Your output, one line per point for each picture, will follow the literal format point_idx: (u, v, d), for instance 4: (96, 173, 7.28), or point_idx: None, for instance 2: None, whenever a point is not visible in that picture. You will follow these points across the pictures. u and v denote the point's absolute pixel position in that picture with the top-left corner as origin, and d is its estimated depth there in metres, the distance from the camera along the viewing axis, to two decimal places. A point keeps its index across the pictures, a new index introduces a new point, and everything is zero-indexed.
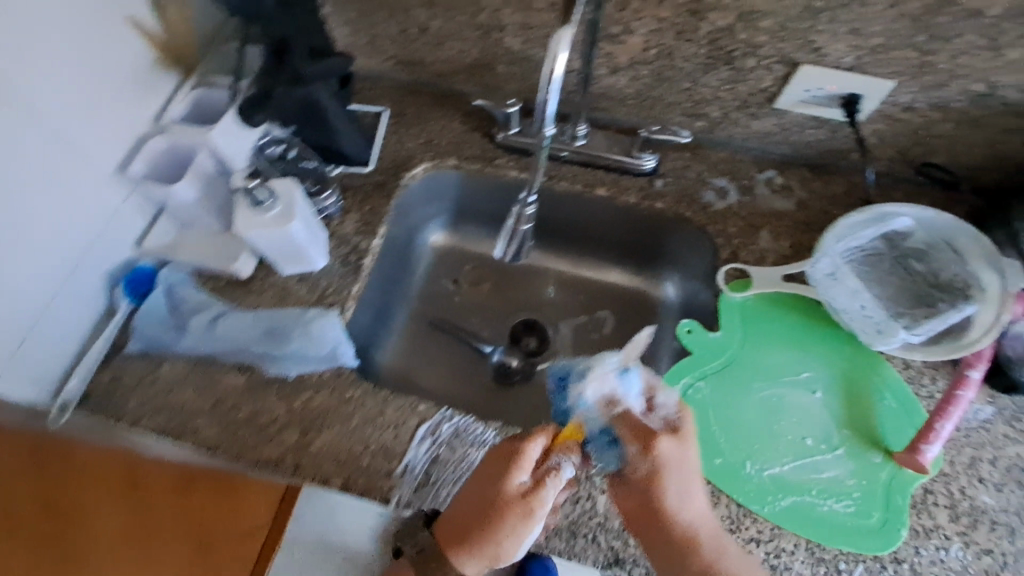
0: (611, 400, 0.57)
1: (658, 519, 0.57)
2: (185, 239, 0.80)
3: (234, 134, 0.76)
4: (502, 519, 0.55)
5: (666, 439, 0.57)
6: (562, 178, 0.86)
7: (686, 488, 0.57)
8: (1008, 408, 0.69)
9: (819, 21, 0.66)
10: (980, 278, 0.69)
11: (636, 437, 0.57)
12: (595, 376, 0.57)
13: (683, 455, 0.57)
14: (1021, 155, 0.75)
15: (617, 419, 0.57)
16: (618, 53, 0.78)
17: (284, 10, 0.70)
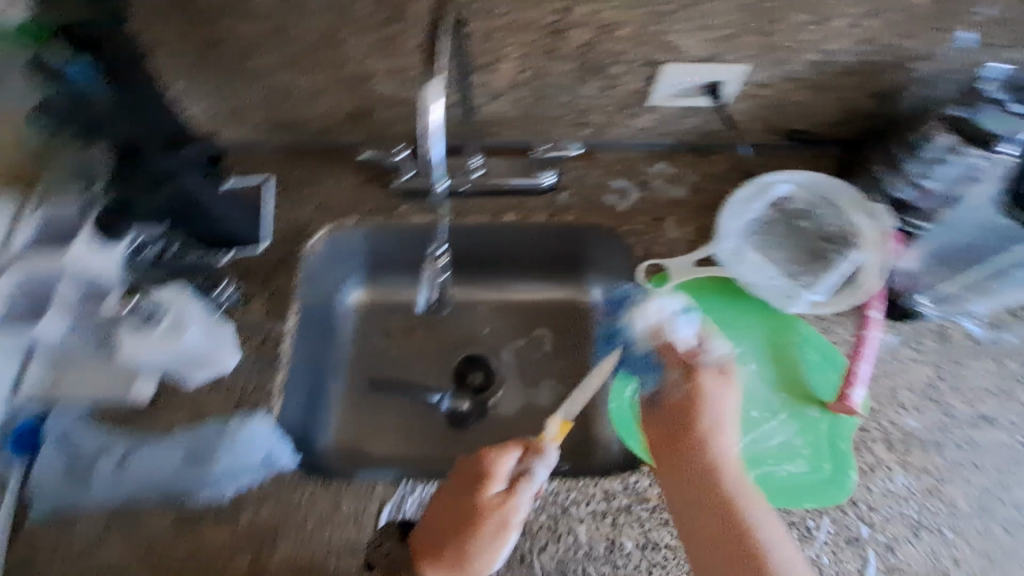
0: (658, 328, 0.65)
1: (682, 445, 0.61)
2: (63, 374, 0.67)
3: (95, 255, 0.64)
4: (473, 531, 0.58)
5: (708, 370, 0.64)
6: (468, 211, 0.85)
7: (720, 422, 0.62)
8: (906, 333, 0.77)
9: (670, 23, 0.71)
10: (859, 226, 0.77)
11: (681, 363, 0.64)
12: (647, 307, 0.66)
13: (720, 387, 0.63)
14: (859, 109, 0.85)
15: (657, 345, 0.65)
16: (494, 81, 0.79)
17: (128, 107, 0.65)
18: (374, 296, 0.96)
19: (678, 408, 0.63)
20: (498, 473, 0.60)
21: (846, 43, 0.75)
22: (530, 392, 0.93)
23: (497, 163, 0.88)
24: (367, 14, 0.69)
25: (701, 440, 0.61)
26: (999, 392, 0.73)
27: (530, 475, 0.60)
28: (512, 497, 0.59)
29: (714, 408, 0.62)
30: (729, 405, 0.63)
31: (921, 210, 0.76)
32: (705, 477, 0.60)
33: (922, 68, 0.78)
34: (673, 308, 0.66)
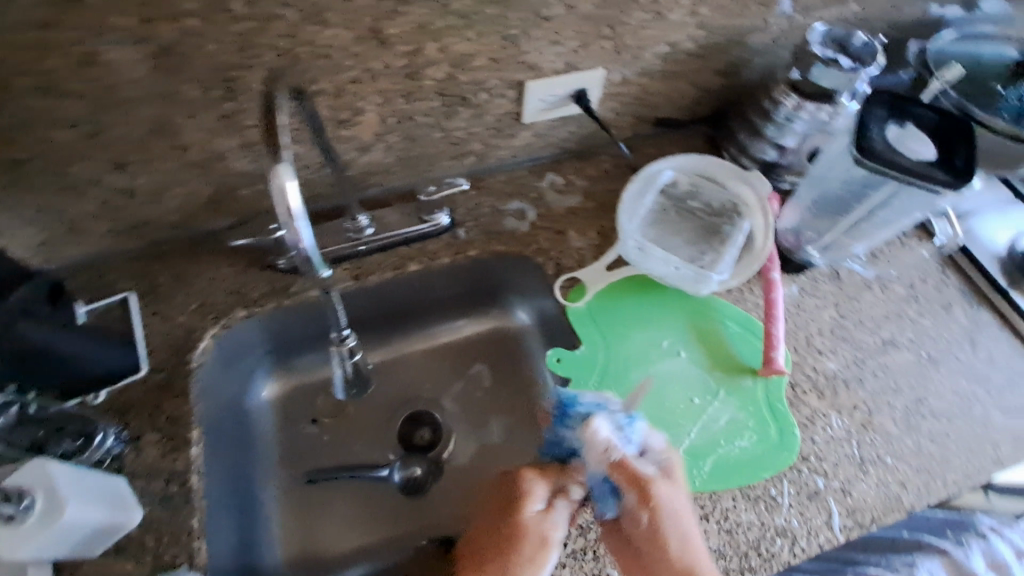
0: (604, 449, 0.57)
1: (653, 561, 0.58)
2: None
3: None
4: (518, 548, 0.59)
5: (657, 480, 0.58)
6: (369, 272, 0.80)
7: (684, 527, 0.58)
8: (808, 284, 0.80)
9: (521, 44, 0.71)
10: (740, 196, 0.82)
11: (632, 486, 0.57)
12: (590, 425, 0.57)
13: (675, 493, 0.58)
14: (715, 85, 0.90)
15: (612, 468, 0.57)
16: (360, 134, 0.74)
17: None
18: (288, 383, 0.87)
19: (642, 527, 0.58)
20: (537, 497, 0.61)
21: (686, 31, 0.78)
22: (481, 434, 0.89)
23: (387, 214, 0.83)
24: (198, 95, 0.62)
25: (667, 551, 0.57)
26: (895, 315, 0.80)
27: (566, 493, 0.62)
28: (551, 518, 0.61)
29: (677, 518, 0.58)
30: (684, 507, 0.59)
31: (786, 164, 0.87)
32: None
33: (757, 39, 0.84)
34: (613, 424, 0.58)
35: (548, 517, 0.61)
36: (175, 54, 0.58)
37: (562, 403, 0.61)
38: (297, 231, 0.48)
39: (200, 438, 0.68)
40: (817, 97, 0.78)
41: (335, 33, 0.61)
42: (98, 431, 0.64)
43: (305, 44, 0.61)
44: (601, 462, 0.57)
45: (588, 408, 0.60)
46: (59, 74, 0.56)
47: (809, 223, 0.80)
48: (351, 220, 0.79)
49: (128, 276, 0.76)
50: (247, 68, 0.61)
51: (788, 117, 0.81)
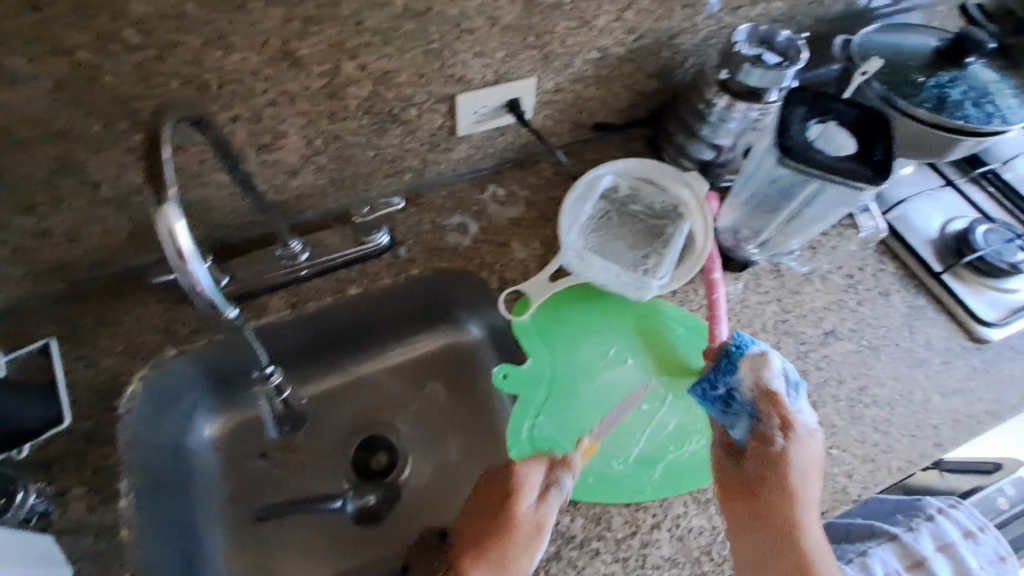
0: (765, 379, 0.62)
1: (756, 502, 0.60)
2: None
3: None
4: (510, 535, 0.60)
5: (800, 427, 0.61)
6: (308, 299, 0.77)
7: (805, 479, 0.60)
8: (750, 279, 0.81)
9: (445, 58, 0.69)
10: (679, 197, 0.82)
11: (781, 418, 0.61)
12: (756, 359, 0.63)
13: (804, 448, 0.61)
14: (650, 87, 0.90)
15: (759, 394, 0.62)
16: (286, 157, 0.72)
17: None
18: (232, 419, 0.84)
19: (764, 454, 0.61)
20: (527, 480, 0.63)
21: (615, 36, 0.78)
22: (438, 454, 0.87)
23: (327, 235, 0.81)
24: (102, 128, 0.59)
25: (777, 495, 0.59)
26: (836, 306, 0.81)
27: (557, 480, 0.64)
28: (539, 507, 0.62)
29: (798, 468, 0.60)
30: (813, 459, 0.61)
31: (722, 162, 0.89)
32: (777, 535, 0.58)
33: (686, 40, 0.84)
34: (781, 371, 0.63)
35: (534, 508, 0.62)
36: (69, 89, 0.55)
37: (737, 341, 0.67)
38: (192, 273, 0.46)
39: (129, 488, 0.64)
40: (745, 95, 0.79)
41: (243, 57, 0.58)
42: (19, 490, 0.60)
43: (211, 71, 0.58)
44: (755, 381, 0.63)
45: (760, 348, 0.65)
46: None
47: (747, 222, 0.79)
48: (284, 245, 0.77)
49: (49, 321, 0.72)
50: (151, 98, 0.58)
51: (721, 116, 0.83)
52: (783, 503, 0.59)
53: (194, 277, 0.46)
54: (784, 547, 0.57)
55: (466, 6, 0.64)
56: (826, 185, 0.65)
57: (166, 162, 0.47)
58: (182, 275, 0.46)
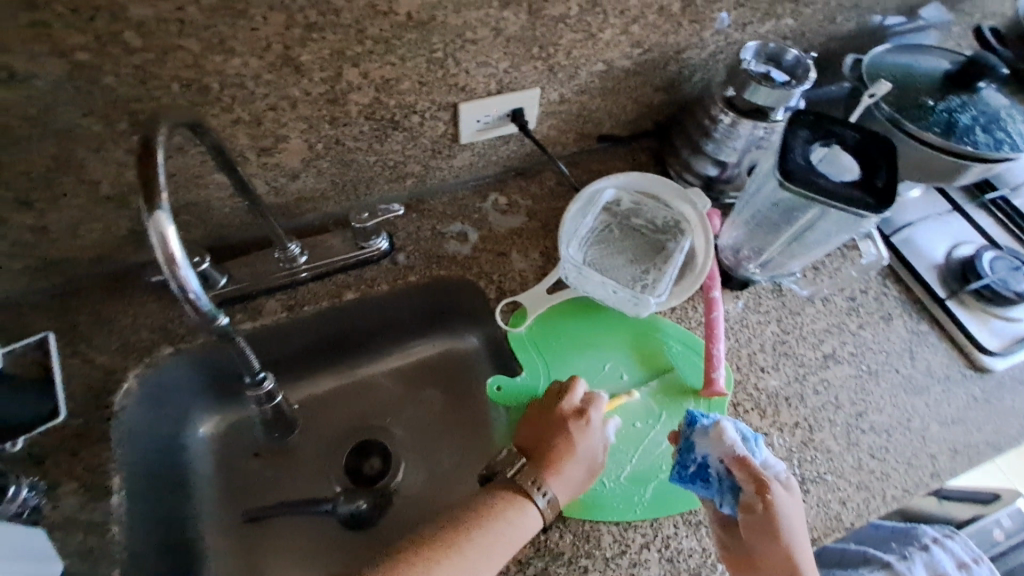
0: (735, 449, 0.59)
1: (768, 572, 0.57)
2: None
3: None
4: (565, 447, 0.64)
5: (777, 484, 0.59)
6: (304, 302, 0.77)
7: (796, 530, 0.58)
8: (750, 298, 0.80)
9: (448, 67, 0.69)
10: (682, 213, 0.81)
11: (757, 483, 0.58)
12: (716, 433, 0.59)
13: (789, 501, 0.58)
14: (656, 100, 0.89)
15: (735, 467, 0.59)
16: (286, 161, 0.72)
17: None
18: (227, 417, 0.84)
19: (759, 526, 0.58)
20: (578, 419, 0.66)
21: (621, 49, 0.77)
22: (430, 462, 0.86)
23: (329, 237, 0.81)
24: (101, 128, 0.59)
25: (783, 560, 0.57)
26: (836, 328, 0.80)
27: (609, 420, 0.67)
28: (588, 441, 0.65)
29: (790, 524, 0.58)
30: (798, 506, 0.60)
31: (727, 178, 0.88)
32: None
33: (693, 55, 0.84)
34: (737, 430, 0.60)
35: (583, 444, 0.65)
36: (69, 88, 0.55)
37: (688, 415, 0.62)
38: (183, 279, 0.46)
39: (121, 486, 0.64)
40: (752, 114, 0.78)
41: (244, 61, 0.58)
42: (12, 484, 0.60)
43: (212, 74, 0.58)
44: (726, 456, 0.59)
45: (711, 417, 0.61)
46: None
47: (750, 242, 0.79)
48: (282, 249, 0.76)
49: (47, 316, 0.72)
50: (151, 99, 0.58)
51: (726, 133, 0.82)
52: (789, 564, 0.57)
53: (186, 281, 0.46)
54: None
55: (470, 16, 0.64)
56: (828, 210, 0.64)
57: (159, 165, 0.47)
58: (172, 279, 0.46)
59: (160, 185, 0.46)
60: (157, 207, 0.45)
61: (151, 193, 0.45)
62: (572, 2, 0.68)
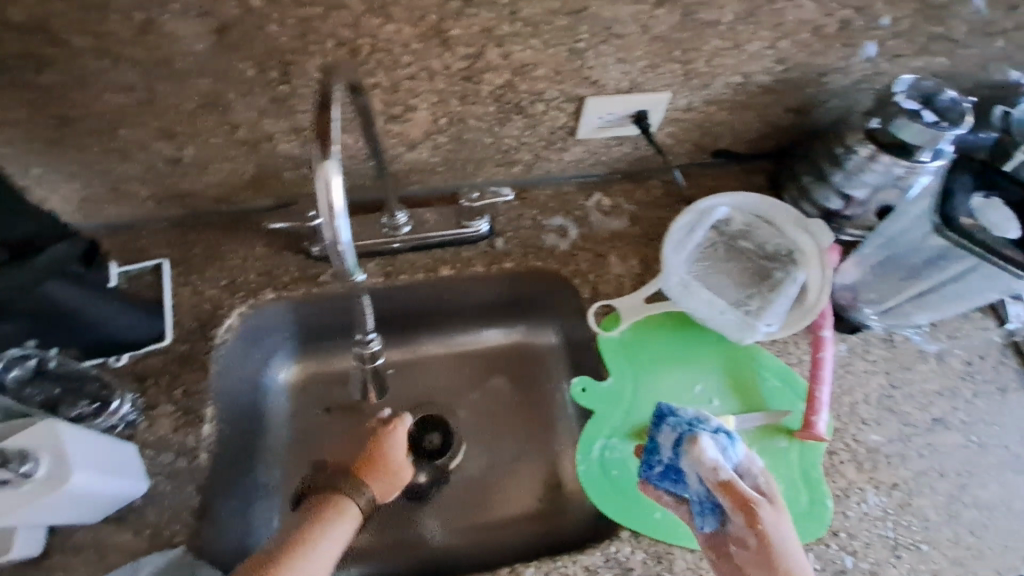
0: (714, 470, 0.54)
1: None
2: None
3: None
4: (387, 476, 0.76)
5: (765, 506, 0.53)
6: (401, 271, 0.78)
7: (794, 557, 0.52)
8: (858, 344, 0.76)
9: (586, 59, 0.68)
10: (797, 243, 0.77)
11: (738, 503, 0.53)
12: (693, 448, 0.56)
13: (782, 525, 0.53)
14: (783, 122, 0.85)
15: (716, 490, 0.54)
16: (409, 130, 0.72)
17: None
18: (307, 367, 0.85)
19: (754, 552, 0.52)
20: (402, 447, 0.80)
21: (763, 63, 0.74)
22: (493, 450, 0.85)
23: (424, 213, 0.81)
24: (255, 74, 0.61)
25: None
26: (948, 392, 0.74)
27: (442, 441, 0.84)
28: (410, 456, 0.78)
29: (787, 551, 0.52)
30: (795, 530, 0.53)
31: (849, 215, 0.83)
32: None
33: (835, 81, 0.79)
34: (715, 441, 0.57)
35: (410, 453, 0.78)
36: (236, 32, 0.57)
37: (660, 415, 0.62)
38: (336, 229, 0.46)
39: (213, 417, 0.66)
40: (894, 149, 0.72)
41: (399, 28, 0.59)
42: (114, 397, 0.63)
43: (366, 36, 0.59)
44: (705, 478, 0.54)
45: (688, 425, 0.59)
46: (117, 38, 0.55)
47: (867, 282, 0.74)
48: (389, 216, 0.78)
49: (163, 245, 0.76)
50: (306, 53, 0.60)
51: (859, 166, 0.76)
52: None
53: (338, 231, 0.46)
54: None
55: (623, 10, 0.63)
56: (983, 263, 0.61)
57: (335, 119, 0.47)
58: (327, 228, 0.45)
59: (334, 135, 0.46)
60: (329, 157, 0.45)
61: (324, 142, 0.46)
62: (728, 8, 0.65)
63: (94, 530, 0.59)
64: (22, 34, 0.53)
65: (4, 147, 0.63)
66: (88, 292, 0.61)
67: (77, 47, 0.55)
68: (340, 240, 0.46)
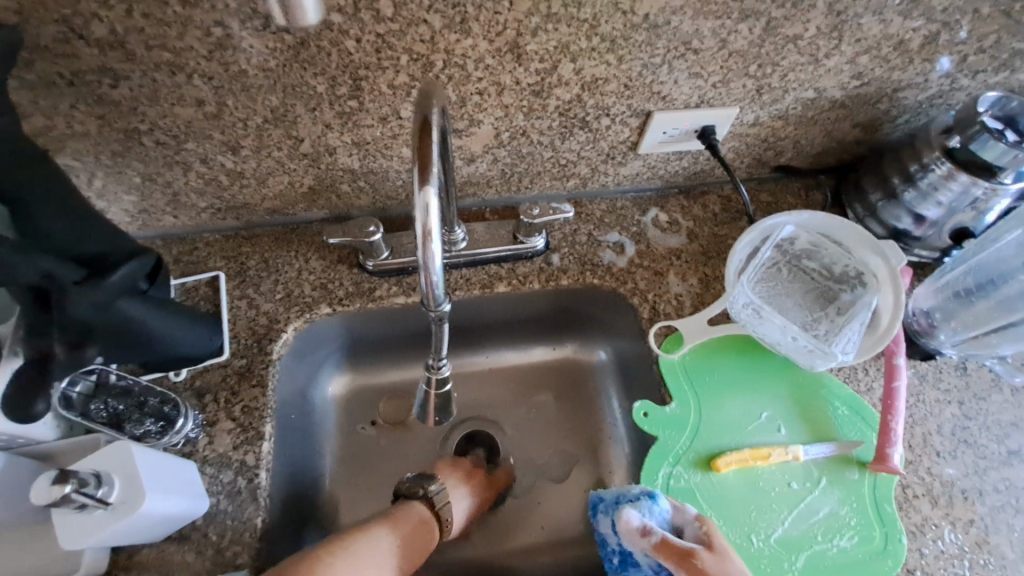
0: (642, 533, 0.56)
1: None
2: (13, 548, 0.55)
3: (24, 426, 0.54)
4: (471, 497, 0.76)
5: (701, 550, 0.55)
6: (456, 287, 0.76)
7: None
8: (928, 372, 0.73)
9: (659, 74, 0.66)
10: (869, 265, 0.73)
11: (680, 561, 0.54)
12: (621, 524, 0.58)
13: (724, 566, 0.54)
14: (851, 137, 0.82)
15: (655, 553, 0.56)
16: (470, 144, 0.71)
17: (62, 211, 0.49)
18: (355, 380, 0.83)
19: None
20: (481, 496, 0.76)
21: (839, 78, 0.71)
22: (541, 470, 0.82)
23: (476, 226, 0.79)
24: (324, 88, 0.60)
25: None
26: None
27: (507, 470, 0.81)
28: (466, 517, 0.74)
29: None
30: (741, 566, 0.54)
31: (919, 236, 0.79)
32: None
33: (910, 96, 0.76)
34: (637, 507, 0.58)
35: (464, 514, 0.74)
36: (312, 47, 0.56)
37: (591, 505, 0.63)
38: (429, 254, 0.45)
39: (271, 434, 0.65)
40: (974, 168, 0.69)
41: (474, 44, 0.58)
42: (178, 415, 0.61)
43: (441, 52, 0.58)
44: (640, 545, 0.56)
45: (613, 502, 0.61)
46: (195, 53, 0.55)
47: (947, 308, 0.71)
48: (448, 231, 0.72)
49: (217, 257, 0.75)
50: (378, 68, 0.59)
51: (934, 185, 0.73)
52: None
53: (432, 256, 0.46)
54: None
55: (703, 25, 0.61)
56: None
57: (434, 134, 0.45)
58: (420, 252, 0.46)
59: (434, 159, 0.44)
60: (429, 183, 0.44)
61: (423, 166, 0.44)
62: (811, 23, 0.63)
63: (157, 547, 0.58)
64: (103, 47, 0.53)
65: (72, 160, 0.63)
66: (158, 308, 0.58)
67: (154, 61, 0.55)
68: (432, 266, 0.46)
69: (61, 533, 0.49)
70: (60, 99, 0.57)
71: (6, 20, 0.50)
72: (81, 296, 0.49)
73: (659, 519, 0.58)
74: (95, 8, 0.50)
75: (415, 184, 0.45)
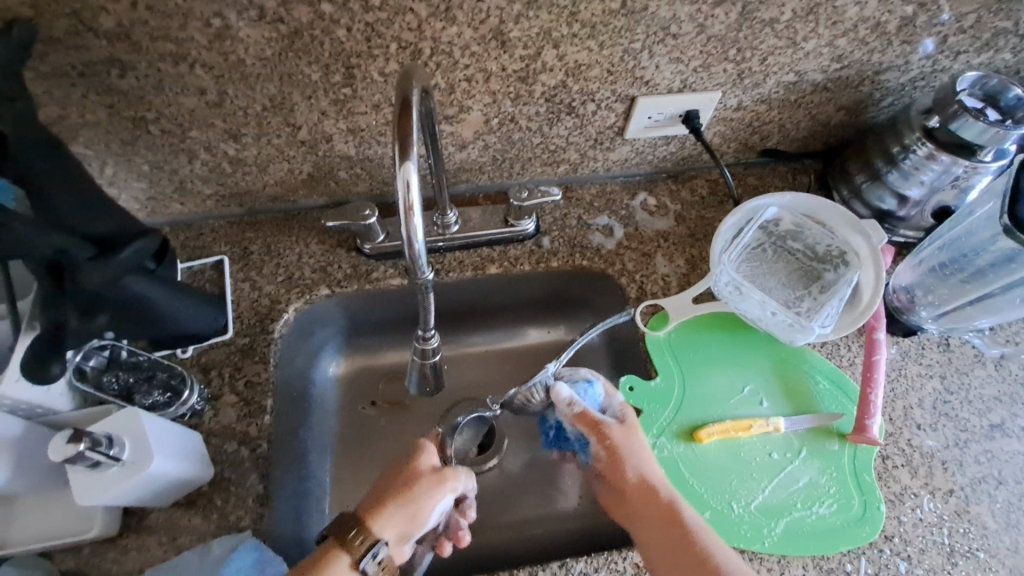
0: (570, 403, 0.66)
1: (636, 506, 0.60)
2: (43, 510, 0.59)
3: (44, 394, 0.58)
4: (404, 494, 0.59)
5: (612, 424, 0.64)
6: (449, 269, 0.79)
7: (642, 462, 0.62)
8: (911, 347, 0.75)
9: (641, 59, 0.68)
10: (850, 244, 0.75)
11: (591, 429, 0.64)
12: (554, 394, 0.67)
13: (630, 438, 0.64)
14: (836, 120, 0.84)
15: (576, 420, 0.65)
16: (461, 131, 0.73)
17: (71, 191, 0.52)
18: (355, 360, 0.86)
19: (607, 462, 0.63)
20: (428, 489, 0.59)
21: (818, 61, 0.73)
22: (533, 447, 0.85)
23: (469, 211, 0.81)
24: (319, 76, 0.63)
25: (634, 489, 0.61)
26: (1007, 398, 0.73)
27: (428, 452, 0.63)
28: (428, 514, 0.59)
29: (630, 453, 0.63)
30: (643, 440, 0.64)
31: (903, 215, 0.80)
32: (666, 534, 0.58)
33: (892, 78, 0.78)
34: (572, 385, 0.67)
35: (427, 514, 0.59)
36: (305, 37, 0.59)
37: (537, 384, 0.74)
38: (412, 227, 0.49)
39: (273, 407, 0.68)
40: (954, 148, 0.70)
41: (459, 31, 0.61)
42: (184, 387, 0.65)
43: (428, 40, 0.61)
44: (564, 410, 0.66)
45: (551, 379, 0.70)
46: (196, 43, 0.58)
47: (926, 284, 0.73)
48: (440, 214, 0.77)
49: (221, 243, 0.78)
50: (369, 56, 0.62)
51: (916, 165, 0.74)
52: (646, 492, 0.60)
53: (414, 230, 0.49)
54: (673, 545, 0.57)
55: (681, 10, 0.64)
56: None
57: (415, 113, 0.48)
58: (403, 226, 0.49)
59: (413, 137, 0.47)
60: (408, 159, 0.47)
61: (404, 143, 0.47)
62: (787, 6, 0.65)
63: (165, 511, 0.62)
64: (110, 39, 0.57)
65: (85, 149, 0.67)
66: (165, 286, 0.62)
67: (158, 52, 0.58)
68: (415, 239, 0.50)
69: (77, 487, 0.53)
70: (72, 90, 0.61)
71: (23, 15, 0.53)
72: (92, 271, 0.52)
73: (590, 400, 0.67)
74: (103, 2, 0.54)
75: (396, 160, 0.48)
